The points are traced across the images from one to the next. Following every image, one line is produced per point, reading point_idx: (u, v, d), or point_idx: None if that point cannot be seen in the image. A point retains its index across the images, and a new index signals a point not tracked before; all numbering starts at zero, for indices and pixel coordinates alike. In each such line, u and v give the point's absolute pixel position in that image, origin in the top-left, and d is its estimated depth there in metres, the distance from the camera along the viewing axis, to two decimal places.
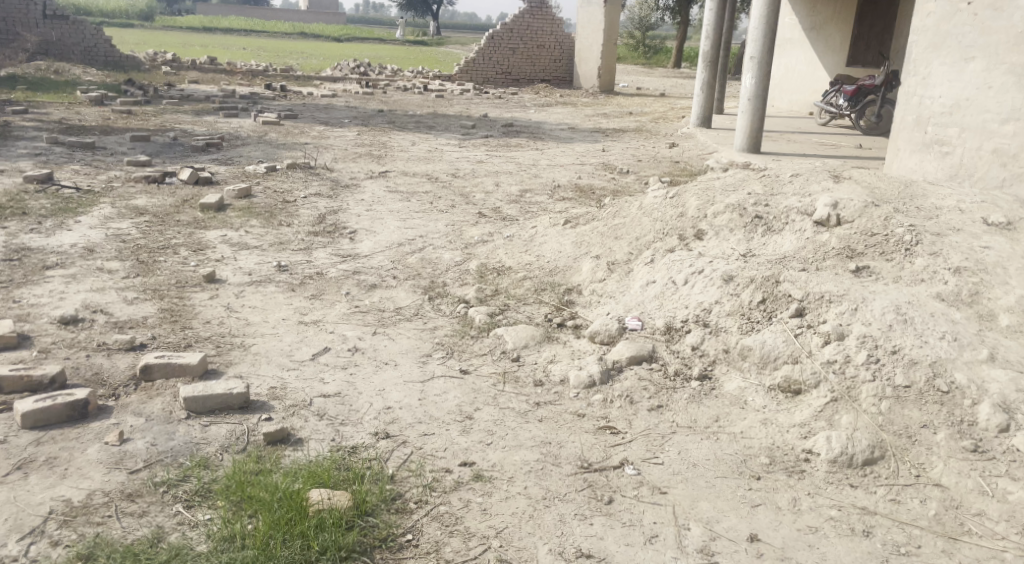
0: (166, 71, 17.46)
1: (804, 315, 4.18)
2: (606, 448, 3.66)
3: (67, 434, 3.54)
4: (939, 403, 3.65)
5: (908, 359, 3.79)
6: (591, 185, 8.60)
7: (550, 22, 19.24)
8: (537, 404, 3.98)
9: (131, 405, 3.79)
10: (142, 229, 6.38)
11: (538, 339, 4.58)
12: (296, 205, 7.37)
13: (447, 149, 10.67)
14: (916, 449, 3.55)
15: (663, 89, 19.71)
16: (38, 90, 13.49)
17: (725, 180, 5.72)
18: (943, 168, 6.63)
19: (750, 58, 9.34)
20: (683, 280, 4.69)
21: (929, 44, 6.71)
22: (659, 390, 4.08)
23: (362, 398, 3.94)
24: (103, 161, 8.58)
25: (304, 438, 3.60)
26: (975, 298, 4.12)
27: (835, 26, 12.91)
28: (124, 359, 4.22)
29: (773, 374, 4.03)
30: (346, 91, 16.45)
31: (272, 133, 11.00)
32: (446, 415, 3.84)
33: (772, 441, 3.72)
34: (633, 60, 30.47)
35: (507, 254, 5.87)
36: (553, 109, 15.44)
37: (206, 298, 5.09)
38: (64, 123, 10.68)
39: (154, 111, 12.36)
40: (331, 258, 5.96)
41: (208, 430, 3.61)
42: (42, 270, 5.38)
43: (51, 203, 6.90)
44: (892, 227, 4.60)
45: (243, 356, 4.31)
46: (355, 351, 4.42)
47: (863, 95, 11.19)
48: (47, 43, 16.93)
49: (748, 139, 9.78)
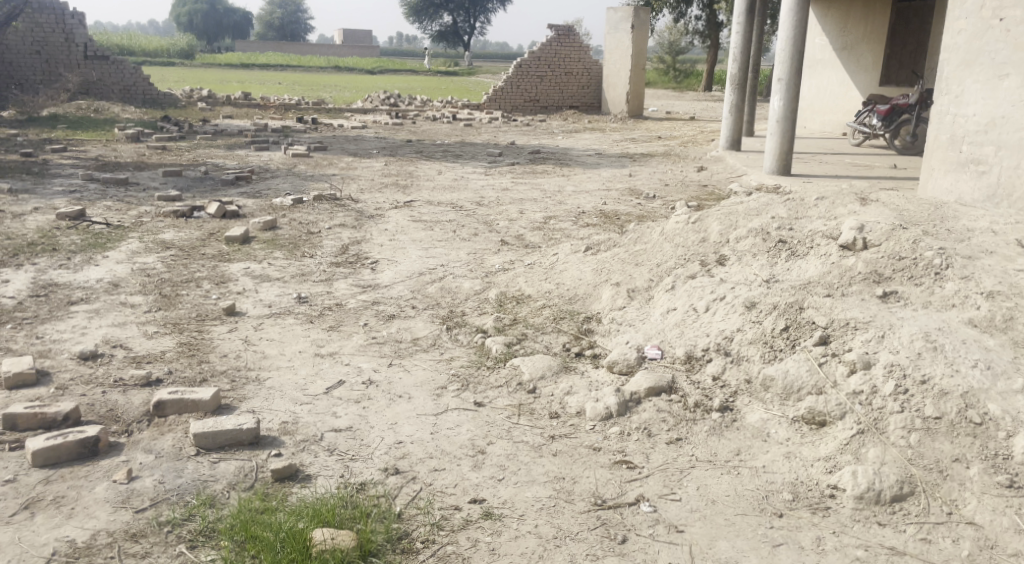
0: (202, 107, 17.75)
1: (828, 343, 4.04)
2: (620, 484, 3.55)
3: (76, 472, 3.51)
4: (972, 435, 3.49)
5: (938, 390, 3.62)
6: (616, 211, 8.52)
7: (577, 49, 19.23)
8: (552, 437, 3.89)
9: (141, 442, 3.75)
10: (167, 263, 6.41)
11: (554, 370, 4.47)
12: (319, 236, 7.38)
13: (472, 178, 10.65)
14: (948, 485, 3.39)
15: (692, 113, 19.67)
16: (77, 129, 13.76)
17: (749, 203, 5.61)
18: (979, 188, 6.46)
19: (776, 81, 9.23)
20: (704, 307, 4.59)
21: (962, 61, 6.55)
22: (678, 422, 3.97)
23: (374, 432, 3.88)
24: (135, 197, 8.67)
25: (313, 474, 3.54)
26: (1010, 324, 3.93)
27: (867, 46, 12.82)
28: (139, 395, 4.19)
29: (796, 405, 3.89)
30: (375, 122, 16.60)
31: (301, 165, 11.08)
32: (458, 449, 3.76)
33: (795, 476, 3.58)
34: (662, 84, 30.55)
35: (527, 281, 5.79)
36: (581, 135, 15.41)
37: (226, 331, 5.07)
38: (100, 161, 10.85)
39: (188, 146, 12.54)
40: (351, 288, 5.93)
41: (217, 467, 3.57)
42: (66, 305, 5.42)
43: (81, 238, 6.98)
44: (921, 250, 4.44)
45: (257, 391, 4.26)
46: (370, 384, 4.36)
47: (897, 114, 10.99)
48: (88, 83, 17.33)
49: (777, 161, 9.63)
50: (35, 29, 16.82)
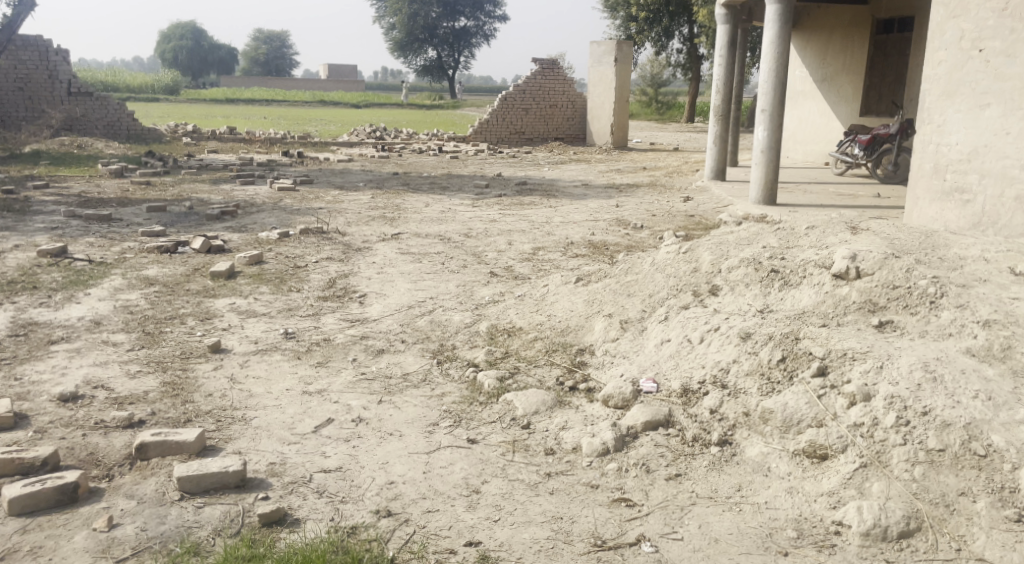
0: (185, 143, 17.68)
1: (826, 374, 3.96)
2: (620, 523, 3.45)
3: (54, 521, 3.38)
4: (976, 468, 3.41)
5: (940, 421, 3.55)
6: (605, 241, 8.48)
7: (562, 82, 19.36)
8: (548, 475, 3.79)
9: (123, 487, 3.62)
10: (150, 299, 6.29)
11: (549, 405, 4.41)
12: (306, 270, 7.29)
13: (460, 210, 10.59)
14: (956, 520, 3.31)
15: (676, 144, 19.81)
16: (60, 165, 13.63)
17: (739, 234, 5.65)
18: (964, 216, 6.48)
19: (761, 112, 9.30)
20: (699, 338, 4.53)
21: (942, 92, 6.60)
22: (677, 457, 3.89)
23: (365, 472, 3.77)
24: (118, 233, 8.56)
25: (302, 518, 3.42)
26: (1008, 353, 3.88)
27: (846, 78, 12.98)
28: (121, 437, 4.06)
29: (796, 438, 3.79)
30: (361, 155, 16.57)
31: (288, 199, 11.00)
32: (453, 489, 3.65)
33: (799, 512, 3.49)
34: (645, 116, 31.01)
35: (518, 313, 5.72)
36: (568, 167, 15.42)
37: (210, 369, 4.95)
38: (82, 197, 10.71)
39: (172, 181, 12.43)
40: (339, 323, 5.83)
41: (202, 512, 3.44)
42: (46, 345, 5.29)
43: (63, 276, 6.86)
44: (914, 279, 4.42)
45: (244, 431, 4.14)
46: (360, 422, 4.25)
47: (879, 144, 11.14)
48: (71, 119, 17.25)
49: (763, 190, 9.62)
50: (18, 66, 16.74)
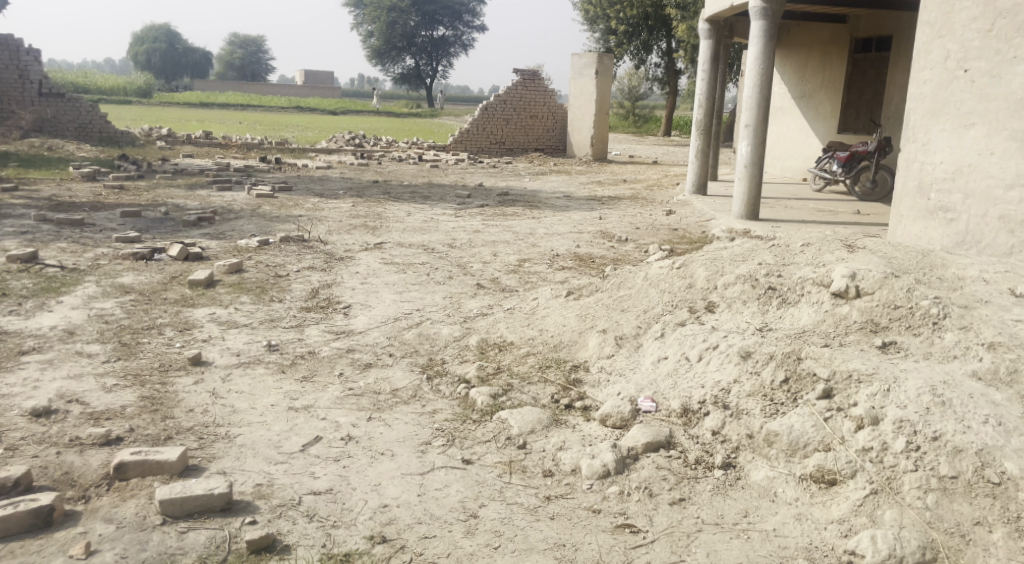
0: (159, 147, 17.35)
1: (831, 397, 3.86)
2: (625, 551, 3.33)
3: (27, 547, 3.19)
4: (991, 496, 3.32)
5: (951, 447, 3.46)
6: (590, 253, 8.37)
7: (542, 93, 19.30)
8: (548, 498, 3.65)
9: (101, 509, 3.44)
10: (126, 308, 6.09)
11: (545, 424, 4.27)
12: (288, 280, 7.10)
13: (442, 219, 10.46)
14: (971, 550, 3.22)
15: (654, 156, 19.87)
16: (29, 167, 13.30)
17: (733, 250, 5.56)
18: (948, 235, 6.45)
19: (745, 126, 9.24)
20: (697, 356, 4.43)
21: (928, 111, 6.58)
22: (679, 481, 3.77)
23: (357, 495, 3.61)
24: (91, 238, 8.32)
25: (292, 545, 3.26)
26: (1014, 378, 3.81)
27: (825, 96, 13.00)
28: (97, 455, 3.87)
29: (803, 463, 3.70)
30: (340, 163, 16.36)
31: (267, 206, 10.79)
32: (449, 514, 3.50)
33: (809, 540, 3.39)
34: (623, 129, 31.07)
35: (508, 327, 5.56)
36: (549, 178, 15.33)
37: (191, 383, 4.75)
38: (54, 201, 10.43)
39: (146, 186, 12.16)
40: (323, 336, 5.65)
41: (186, 538, 3.27)
42: (17, 355, 5.07)
43: (34, 282, 6.63)
44: (916, 299, 4.33)
45: (228, 449, 3.97)
46: (349, 440, 4.09)
47: (857, 161, 11.07)
48: (42, 120, 16.91)
49: (745, 206, 9.57)
50: None
